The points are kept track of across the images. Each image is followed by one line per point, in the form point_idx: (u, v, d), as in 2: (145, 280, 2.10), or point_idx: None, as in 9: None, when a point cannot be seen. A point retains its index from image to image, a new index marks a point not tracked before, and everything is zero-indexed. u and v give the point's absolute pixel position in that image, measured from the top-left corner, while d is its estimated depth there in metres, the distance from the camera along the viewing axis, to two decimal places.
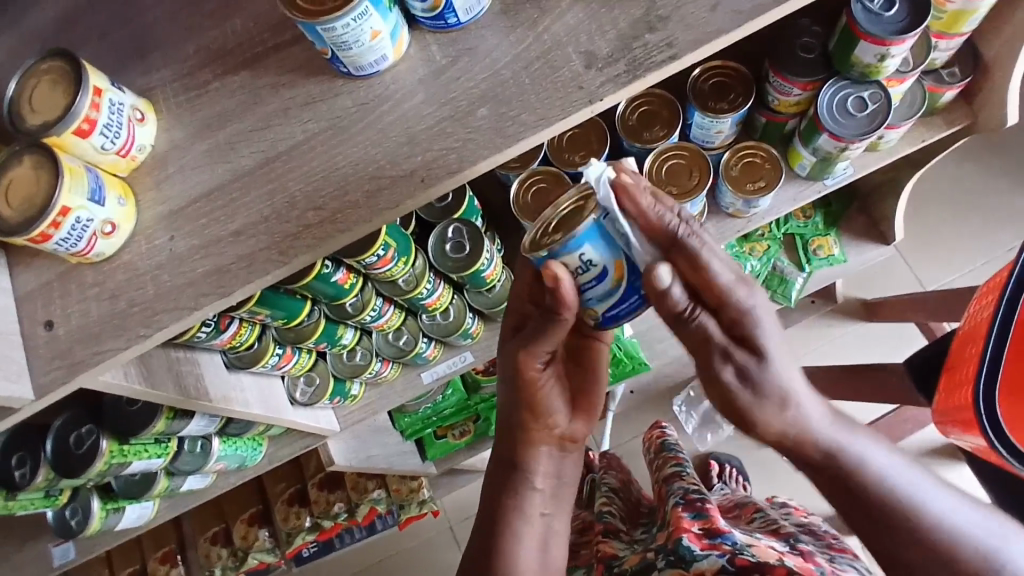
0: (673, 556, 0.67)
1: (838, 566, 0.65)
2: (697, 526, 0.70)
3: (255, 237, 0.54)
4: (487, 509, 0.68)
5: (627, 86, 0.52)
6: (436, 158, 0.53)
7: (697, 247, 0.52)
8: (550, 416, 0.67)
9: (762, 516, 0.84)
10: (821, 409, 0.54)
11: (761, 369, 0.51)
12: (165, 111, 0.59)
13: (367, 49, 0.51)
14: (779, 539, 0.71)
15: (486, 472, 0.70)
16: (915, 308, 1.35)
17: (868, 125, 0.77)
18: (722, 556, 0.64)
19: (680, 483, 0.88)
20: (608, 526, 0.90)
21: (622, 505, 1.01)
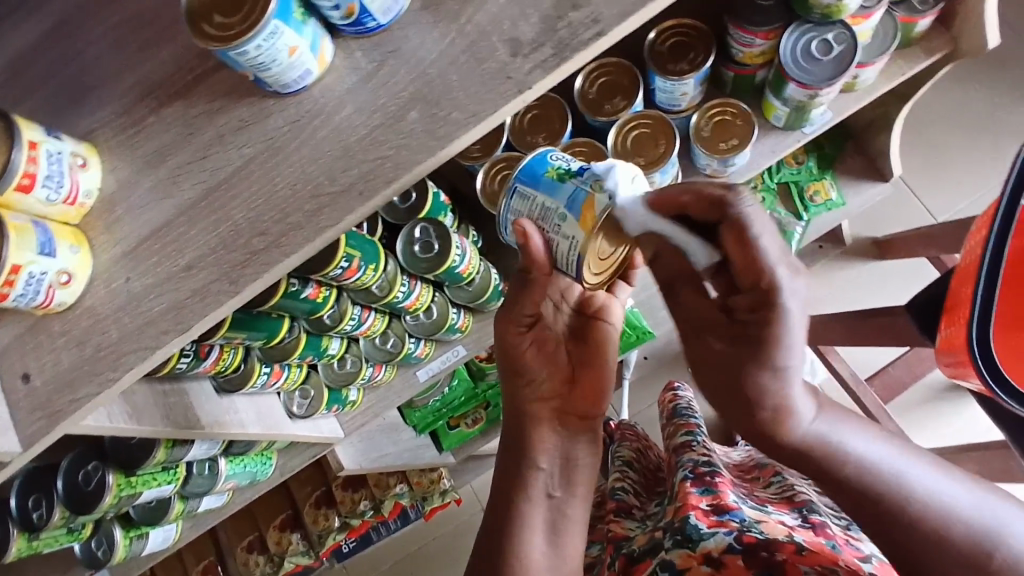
0: (680, 536, 0.63)
1: (853, 535, 0.61)
2: (706, 501, 0.67)
3: (206, 270, 0.54)
4: (494, 497, 0.64)
5: (556, 70, 0.50)
6: (372, 169, 0.52)
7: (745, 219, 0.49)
8: (540, 383, 0.67)
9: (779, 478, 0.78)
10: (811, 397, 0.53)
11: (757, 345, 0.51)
12: (107, 151, 0.58)
13: (287, 67, 0.50)
14: (791, 510, 0.66)
15: (495, 461, 0.66)
16: (928, 242, 1.30)
17: (836, 69, 0.73)
18: (729, 534, 0.61)
19: (691, 455, 0.83)
20: (619, 504, 0.88)
21: (636, 478, 0.98)
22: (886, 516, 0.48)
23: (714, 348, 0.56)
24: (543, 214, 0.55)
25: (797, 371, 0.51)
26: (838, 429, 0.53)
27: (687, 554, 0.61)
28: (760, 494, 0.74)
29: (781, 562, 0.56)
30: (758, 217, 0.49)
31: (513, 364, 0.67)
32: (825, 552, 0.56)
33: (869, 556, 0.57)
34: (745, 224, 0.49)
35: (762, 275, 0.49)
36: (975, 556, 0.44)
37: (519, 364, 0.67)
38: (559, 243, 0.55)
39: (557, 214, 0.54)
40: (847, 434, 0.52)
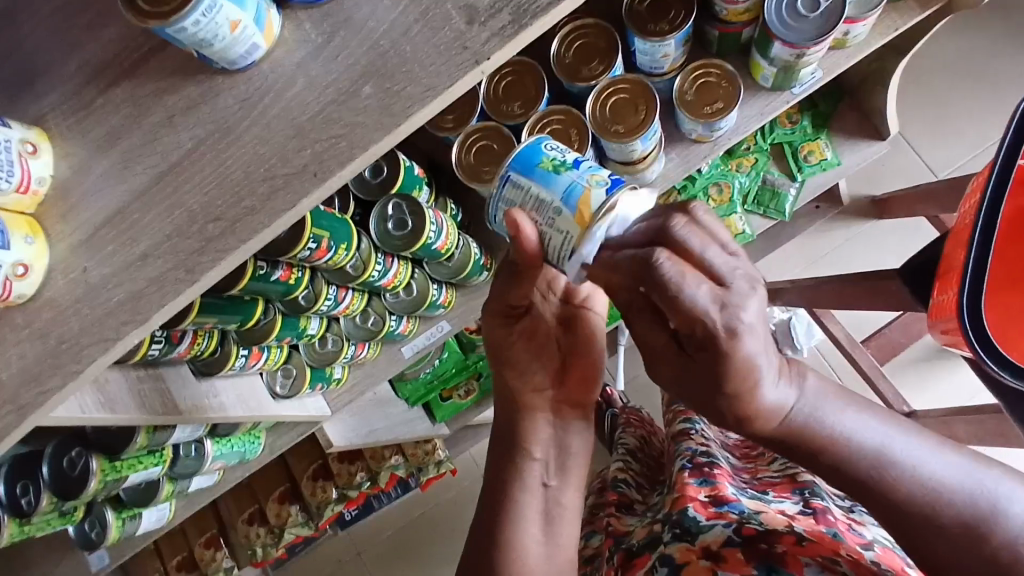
0: (679, 529, 0.61)
1: (855, 519, 0.61)
2: (704, 493, 0.66)
3: (162, 258, 0.52)
4: (489, 484, 0.63)
5: (514, 39, 0.47)
6: (327, 148, 0.49)
7: (666, 278, 0.42)
8: (533, 376, 0.64)
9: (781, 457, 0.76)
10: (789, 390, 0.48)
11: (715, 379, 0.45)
12: (58, 135, 0.55)
13: (231, 42, 0.47)
14: (791, 494, 0.66)
15: (488, 451, 0.65)
16: (926, 201, 1.28)
17: (822, 26, 0.70)
18: (727, 526, 0.59)
19: (687, 442, 0.80)
20: (621, 496, 0.83)
21: (639, 469, 0.93)
22: (878, 491, 0.48)
23: (665, 376, 0.49)
24: (535, 205, 0.53)
25: (760, 385, 0.46)
26: (825, 409, 0.49)
27: (686, 547, 0.59)
28: (762, 476, 0.73)
29: (781, 554, 0.54)
30: (680, 269, 0.43)
31: (502, 353, 0.64)
32: (826, 541, 0.55)
33: (871, 543, 0.57)
34: (665, 285, 0.43)
35: (698, 327, 0.43)
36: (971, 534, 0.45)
37: (510, 357, 0.64)
38: (553, 237, 0.52)
39: (551, 208, 0.51)
40: (830, 412, 0.49)
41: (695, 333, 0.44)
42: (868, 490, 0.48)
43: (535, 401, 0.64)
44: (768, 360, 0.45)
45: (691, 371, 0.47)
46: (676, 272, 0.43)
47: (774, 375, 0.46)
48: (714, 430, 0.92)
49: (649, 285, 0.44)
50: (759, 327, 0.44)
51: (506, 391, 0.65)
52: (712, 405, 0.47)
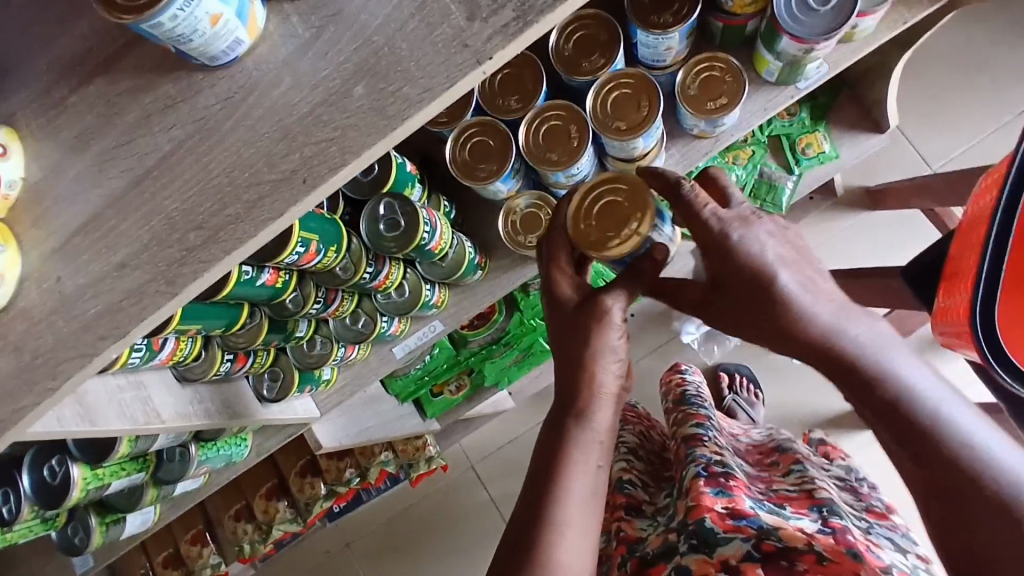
0: (696, 540, 0.64)
1: (871, 540, 0.63)
2: (720, 505, 0.66)
3: (140, 269, 0.49)
4: (535, 469, 0.58)
5: (517, 37, 0.43)
6: (316, 153, 0.46)
7: (690, 196, 0.60)
8: (608, 358, 0.61)
9: (799, 470, 0.78)
10: (829, 312, 0.57)
11: (733, 275, 0.59)
12: (29, 135, 0.52)
13: (212, 38, 0.44)
14: (809, 510, 0.67)
15: (540, 434, 0.60)
16: (923, 194, 1.28)
17: (833, 21, 0.67)
18: (747, 540, 0.61)
19: (701, 448, 0.80)
20: (630, 499, 0.82)
21: (642, 467, 0.92)
22: (921, 441, 0.51)
23: (702, 298, 0.63)
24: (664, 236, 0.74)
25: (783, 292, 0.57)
26: (886, 352, 0.55)
27: (704, 560, 0.62)
28: (778, 488, 0.75)
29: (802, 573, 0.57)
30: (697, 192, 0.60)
31: (563, 335, 0.63)
32: (846, 562, 0.57)
33: (890, 568, 0.58)
34: (684, 203, 0.61)
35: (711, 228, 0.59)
36: (1001, 506, 0.48)
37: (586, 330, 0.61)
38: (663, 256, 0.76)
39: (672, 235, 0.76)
40: (889, 354, 0.55)
41: (705, 237, 0.60)
42: (910, 435, 0.52)
43: (607, 385, 0.61)
44: (793, 278, 0.58)
45: (737, 296, 0.60)
46: (732, 234, 0.59)
47: (802, 293, 0.58)
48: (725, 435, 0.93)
49: (674, 202, 0.61)
50: (772, 244, 0.59)
51: (572, 361, 0.61)
52: (741, 306, 0.59)
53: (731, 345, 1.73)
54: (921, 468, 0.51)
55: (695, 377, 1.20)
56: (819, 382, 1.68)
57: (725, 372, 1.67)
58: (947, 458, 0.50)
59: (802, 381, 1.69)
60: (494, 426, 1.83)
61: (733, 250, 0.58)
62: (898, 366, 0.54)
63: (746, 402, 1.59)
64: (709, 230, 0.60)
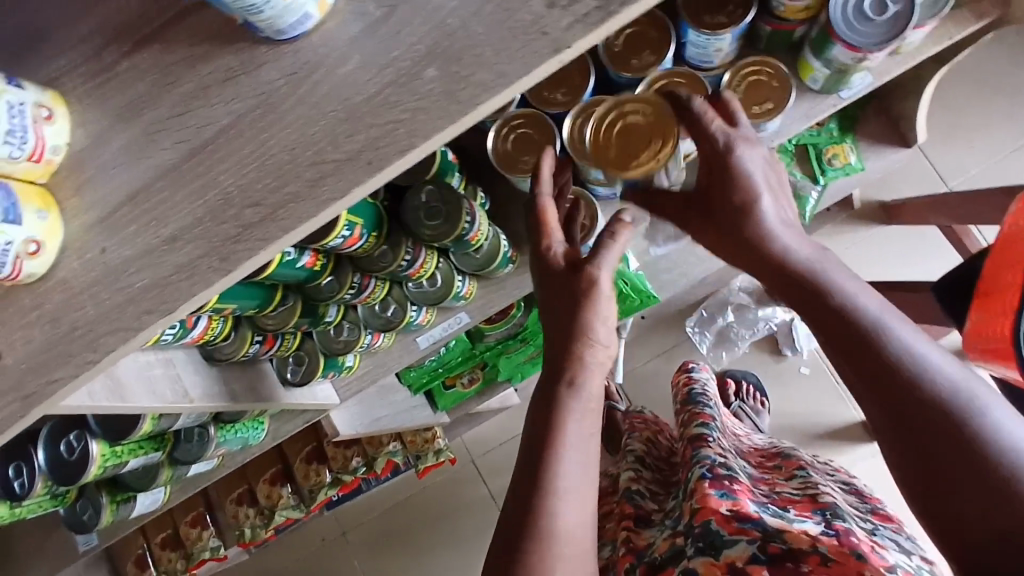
0: (702, 543, 0.63)
1: (877, 542, 0.60)
2: (725, 507, 0.65)
3: (192, 244, 0.48)
4: (530, 436, 0.60)
5: (599, 27, 0.42)
6: (382, 134, 0.45)
7: (699, 110, 0.61)
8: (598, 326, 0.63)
9: (802, 476, 0.77)
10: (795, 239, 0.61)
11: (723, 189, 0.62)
12: (75, 101, 0.51)
13: (283, 10, 0.42)
14: (813, 513, 0.65)
15: (531, 405, 0.62)
16: (943, 211, 1.28)
17: (888, 32, 0.67)
18: (752, 542, 0.60)
19: (705, 450, 0.79)
20: (638, 509, 0.81)
21: (651, 476, 0.91)
22: (874, 354, 0.53)
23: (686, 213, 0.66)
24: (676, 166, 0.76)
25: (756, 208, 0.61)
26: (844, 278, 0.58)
27: (710, 562, 0.61)
28: (782, 490, 0.74)
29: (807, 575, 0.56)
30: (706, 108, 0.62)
31: (559, 309, 0.65)
32: (851, 561, 0.56)
33: (895, 567, 0.56)
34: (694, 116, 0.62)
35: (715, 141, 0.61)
36: (937, 410, 0.50)
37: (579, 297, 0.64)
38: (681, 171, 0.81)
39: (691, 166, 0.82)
40: (839, 276, 0.58)
41: (705, 152, 0.62)
42: (855, 347, 0.54)
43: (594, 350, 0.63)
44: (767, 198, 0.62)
45: (714, 216, 0.64)
46: (736, 149, 0.61)
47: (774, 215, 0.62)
48: (729, 437, 0.93)
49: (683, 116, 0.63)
50: (761, 165, 0.62)
51: (568, 331, 0.63)
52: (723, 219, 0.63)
53: (739, 352, 1.72)
54: (866, 382, 0.54)
55: (703, 376, 1.19)
56: (824, 393, 1.69)
57: (731, 378, 1.67)
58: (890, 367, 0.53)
59: (809, 391, 1.70)
60: (497, 421, 1.82)
61: (732, 166, 0.61)
62: (843, 284, 0.58)
63: (752, 409, 1.59)
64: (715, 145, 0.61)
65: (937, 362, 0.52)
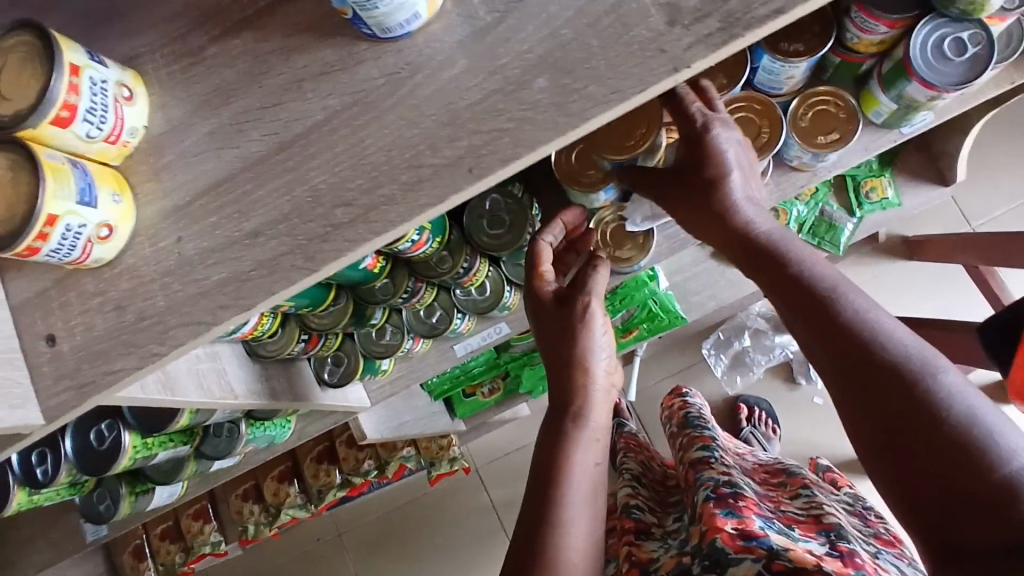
0: (708, 561, 0.59)
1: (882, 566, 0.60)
2: (731, 524, 0.61)
3: (276, 239, 0.46)
4: (535, 471, 0.61)
5: (721, 49, 0.41)
6: (486, 142, 0.44)
7: (683, 93, 0.62)
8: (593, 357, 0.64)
9: (808, 495, 0.75)
10: (765, 216, 0.59)
11: (693, 162, 0.61)
12: (155, 83, 0.50)
13: (396, 7, 0.41)
14: (818, 534, 0.64)
15: (537, 441, 0.64)
16: (969, 250, 1.27)
17: (966, 72, 0.66)
18: (758, 559, 0.56)
19: (709, 471, 0.77)
20: (638, 522, 0.78)
21: (648, 494, 0.89)
22: (828, 318, 0.50)
23: (663, 191, 0.64)
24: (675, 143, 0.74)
25: (730, 181, 0.59)
26: (807, 253, 0.55)
27: None
28: (787, 509, 0.72)
29: None
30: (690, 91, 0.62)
31: (557, 334, 0.66)
32: None
33: None
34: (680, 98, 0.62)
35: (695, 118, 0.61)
36: (890, 372, 0.46)
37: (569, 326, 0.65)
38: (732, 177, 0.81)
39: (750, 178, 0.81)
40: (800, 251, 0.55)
41: (685, 130, 0.62)
42: (812, 315, 0.51)
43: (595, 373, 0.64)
44: (741, 177, 0.60)
45: (686, 190, 0.62)
46: (713, 127, 0.60)
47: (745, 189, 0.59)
48: (732, 456, 0.90)
49: (668, 100, 0.63)
50: (736, 143, 0.60)
51: (562, 358, 0.65)
52: (694, 195, 0.61)
53: (754, 377, 1.71)
54: (824, 349, 0.49)
55: (698, 403, 1.17)
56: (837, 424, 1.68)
57: (744, 404, 1.68)
58: (849, 336, 0.48)
59: (821, 422, 1.69)
60: (507, 432, 1.80)
61: (705, 144, 0.60)
62: (801, 255, 0.55)
63: (764, 436, 1.59)
64: (694, 123, 0.61)
65: (895, 326, 0.48)
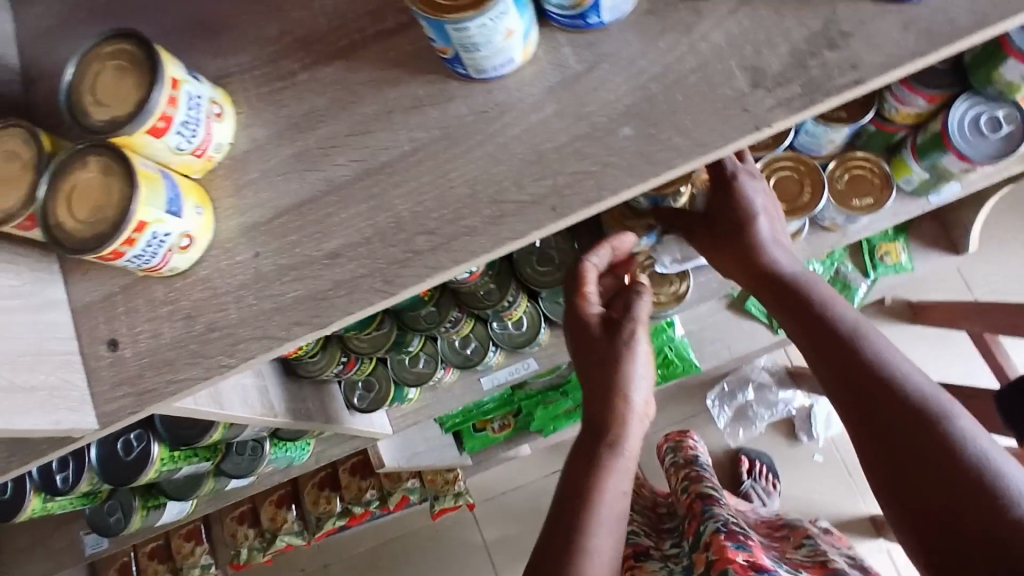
0: None
1: None
2: (742, 557, 0.64)
3: (356, 262, 0.47)
4: (562, 498, 0.61)
5: (801, 112, 0.44)
6: (570, 182, 0.45)
7: None
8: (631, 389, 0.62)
9: (813, 544, 0.75)
10: (791, 257, 0.60)
11: (722, 206, 0.63)
12: (243, 103, 0.52)
13: (496, 51, 0.43)
14: None
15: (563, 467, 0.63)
16: (974, 318, 1.29)
17: (1001, 148, 0.70)
18: None
19: (719, 508, 0.79)
20: (636, 545, 0.82)
21: (643, 519, 0.92)
22: (849, 361, 0.52)
23: (693, 231, 0.65)
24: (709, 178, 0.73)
25: (756, 224, 0.61)
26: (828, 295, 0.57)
27: None
28: (793, 557, 0.73)
29: None
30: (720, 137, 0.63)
31: (589, 361, 0.65)
32: None
33: None
34: None
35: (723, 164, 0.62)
36: (908, 414, 0.48)
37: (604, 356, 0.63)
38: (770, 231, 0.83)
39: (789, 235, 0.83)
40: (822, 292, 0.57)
41: (714, 174, 0.63)
42: (835, 360, 0.52)
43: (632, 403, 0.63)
44: (767, 220, 0.62)
45: (715, 231, 0.63)
46: (742, 176, 0.62)
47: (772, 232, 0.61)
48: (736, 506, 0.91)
49: None
50: (762, 189, 0.62)
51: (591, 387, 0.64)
52: (722, 236, 0.62)
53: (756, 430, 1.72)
54: (846, 391, 0.51)
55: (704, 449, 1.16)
56: (836, 484, 1.67)
57: (745, 456, 1.68)
58: (870, 377, 0.50)
59: (820, 480, 1.69)
60: (507, 468, 1.77)
61: (733, 188, 0.62)
62: (823, 296, 0.56)
63: (764, 490, 1.60)
64: (722, 169, 0.62)
65: (914, 370, 0.51)
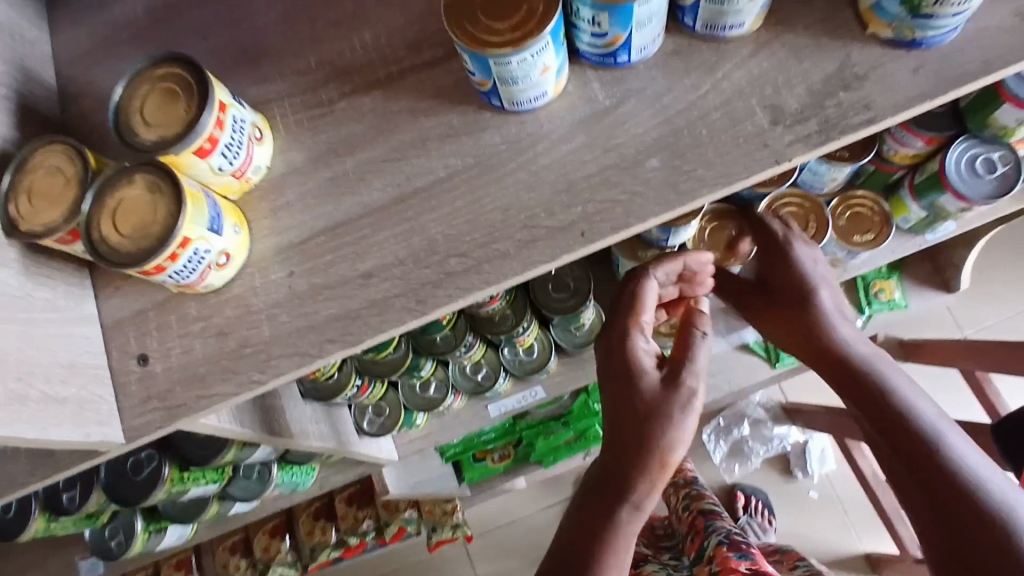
0: None
1: None
2: (745, 566, 0.70)
3: (390, 282, 0.49)
4: (573, 541, 0.59)
5: (818, 148, 0.46)
6: (599, 210, 0.47)
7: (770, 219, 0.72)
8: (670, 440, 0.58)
9: (807, 565, 0.78)
10: (848, 328, 0.66)
11: (783, 273, 0.70)
12: (282, 129, 0.53)
13: (532, 84, 0.46)
14: None
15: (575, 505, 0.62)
16: (965, 356, 1.32)
17: (994, 188, 0.73)
18: None
19: (720, 522, 0.86)
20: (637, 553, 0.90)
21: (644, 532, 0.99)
22: (898, 425, 0.58)
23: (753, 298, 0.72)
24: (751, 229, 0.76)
25: (813, 293, 0.68)
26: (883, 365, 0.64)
27: None
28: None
29: None
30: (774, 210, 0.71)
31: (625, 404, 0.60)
32: None
33: None
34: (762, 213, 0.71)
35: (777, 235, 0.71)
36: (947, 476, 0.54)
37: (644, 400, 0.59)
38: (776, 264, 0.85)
39: None
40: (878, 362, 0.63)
41: (772, 243, 0.71)
42: (886, 424, 0.59)
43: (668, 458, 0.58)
44: (828, 292, 0.68)
45: (774, 299, 0.70)
46: (795, 244, 0.70)
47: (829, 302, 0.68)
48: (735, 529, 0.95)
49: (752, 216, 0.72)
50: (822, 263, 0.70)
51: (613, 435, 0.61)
52: (782, 303, 0.69)
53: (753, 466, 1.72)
54: (896, 452, 0.58)
55: None
56: (832, 521, 1.67)
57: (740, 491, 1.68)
58: (915, 441, 0.57)
59: (815, 518, 1.68)
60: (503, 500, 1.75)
61: (788, 256, 0.69)
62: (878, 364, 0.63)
63: (760, 527, 1.60)
64: (775, 238, 0.71)
65: (959, 439, 0.57)
